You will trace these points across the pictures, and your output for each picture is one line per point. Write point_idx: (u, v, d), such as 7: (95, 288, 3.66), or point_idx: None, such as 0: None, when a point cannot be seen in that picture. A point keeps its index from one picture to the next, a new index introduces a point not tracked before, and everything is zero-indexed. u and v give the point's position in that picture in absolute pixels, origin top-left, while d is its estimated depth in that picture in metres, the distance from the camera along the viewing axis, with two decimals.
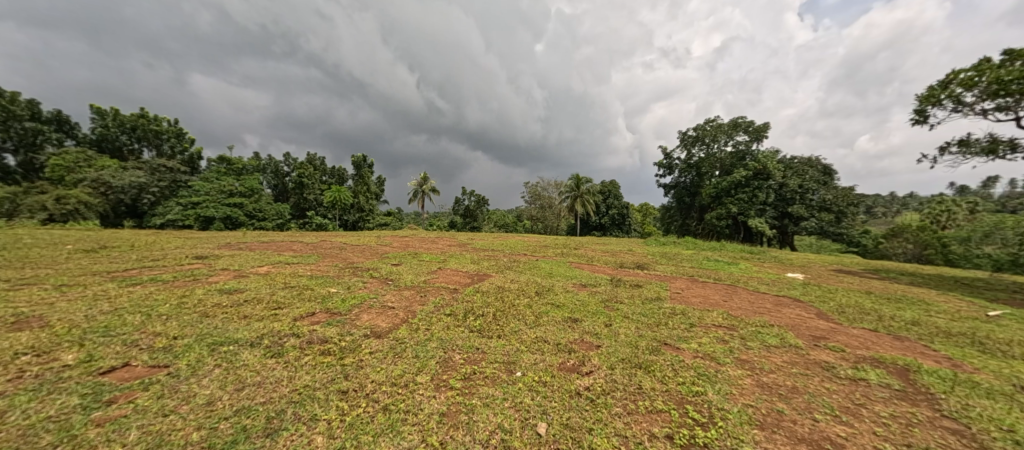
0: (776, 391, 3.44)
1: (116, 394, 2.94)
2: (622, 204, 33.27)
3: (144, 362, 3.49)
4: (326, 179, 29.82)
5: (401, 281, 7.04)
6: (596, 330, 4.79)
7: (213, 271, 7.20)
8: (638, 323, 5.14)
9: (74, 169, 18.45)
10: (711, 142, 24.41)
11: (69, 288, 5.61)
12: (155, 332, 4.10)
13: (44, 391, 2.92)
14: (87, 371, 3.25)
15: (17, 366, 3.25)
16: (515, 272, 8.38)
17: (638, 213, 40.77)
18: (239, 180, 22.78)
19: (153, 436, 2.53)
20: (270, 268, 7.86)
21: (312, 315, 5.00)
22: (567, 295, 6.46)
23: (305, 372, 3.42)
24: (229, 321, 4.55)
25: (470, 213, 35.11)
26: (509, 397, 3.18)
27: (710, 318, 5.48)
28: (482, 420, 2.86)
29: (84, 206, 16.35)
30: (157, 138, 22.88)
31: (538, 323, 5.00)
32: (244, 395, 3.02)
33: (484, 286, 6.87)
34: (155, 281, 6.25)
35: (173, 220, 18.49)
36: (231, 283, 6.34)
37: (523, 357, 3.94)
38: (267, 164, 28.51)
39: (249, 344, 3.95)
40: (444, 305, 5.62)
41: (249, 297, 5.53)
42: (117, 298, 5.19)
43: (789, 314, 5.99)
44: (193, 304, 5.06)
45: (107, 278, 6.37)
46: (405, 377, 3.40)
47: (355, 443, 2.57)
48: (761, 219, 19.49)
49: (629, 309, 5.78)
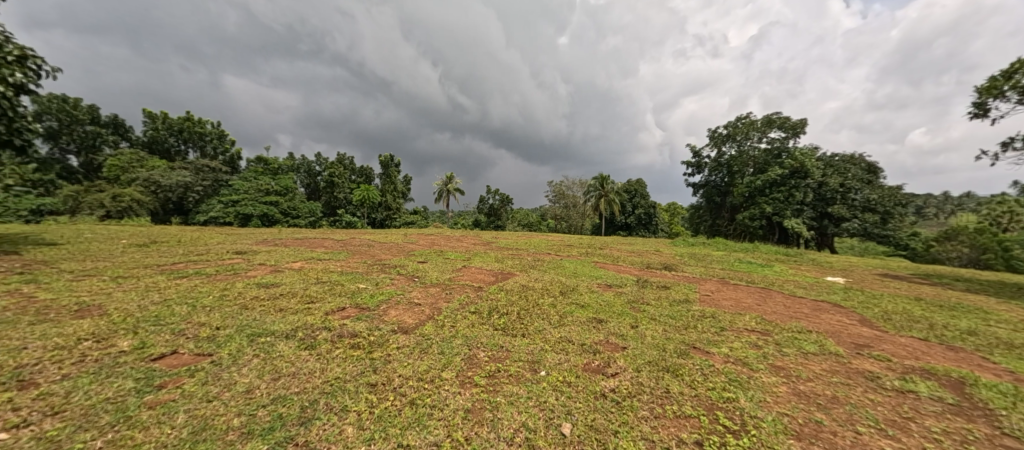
0: (814, 401, 3.27)
1: (166, 380, 3.15)
2: (649, 204, 32.63)
3: (190, 350, 3.72)
4: (355, 178, 30.83)
5: (427, 278, 7.17)
6: (621, 331, 4.71)
7: (251, 266, 7.57)
8: (666, 325, 5.01)
9: (128, 169, 19.93)
10: (743, 139, 23.61)
11: (124, 279, 6.05)
12: (200, 322, 4.36)
13: (103, 375, 3.15)
14: (141, 357, 3.50)
15: (80, 351, 3.54)
16: (539, 271, 8.35)
17: (665, 213, 39.95)
18: (275, 179, 23.86)
19: (197, 421, 2.67)
20: (303, 263, 8.19)
21: (342, 310, 5.17)
22: (592, 295, 6.38)
23: (336, 365, 3.55)
24: (266, 314, 4.78)
25: (494, 211, 35.22)
26: (533, 396, 3.18)
27: (742, 322, 5.29)
28: (506, 419, 2.87)
29: (136, 204, 17.64)
30: (201, 140, 24.31)
31: (562, 323, 4.96)
32: (280, 385, 3.16)
33: (508, 284, 6.87)
34: (200, 274, 6.66)
35: (215, 217, 19.61)
36: (268, 277, 6.66)
37: (547, 356, 3.93)
38: (300, 164, 29.83)
39: (284, 336, 4.13)
40: (469, 302, 5.68)
41: (284, 291, 5.79)
42: (167, 289, 5.56)
43: (829, 319, 5.69)
44: (234, 297, 5.36)
45: (157, 271, 6.84)
46: (431, 373, 3.47)
47: (384, 435, 2.65)
48: (798, 220, 18.62)
49: (655, 310, 5.66)
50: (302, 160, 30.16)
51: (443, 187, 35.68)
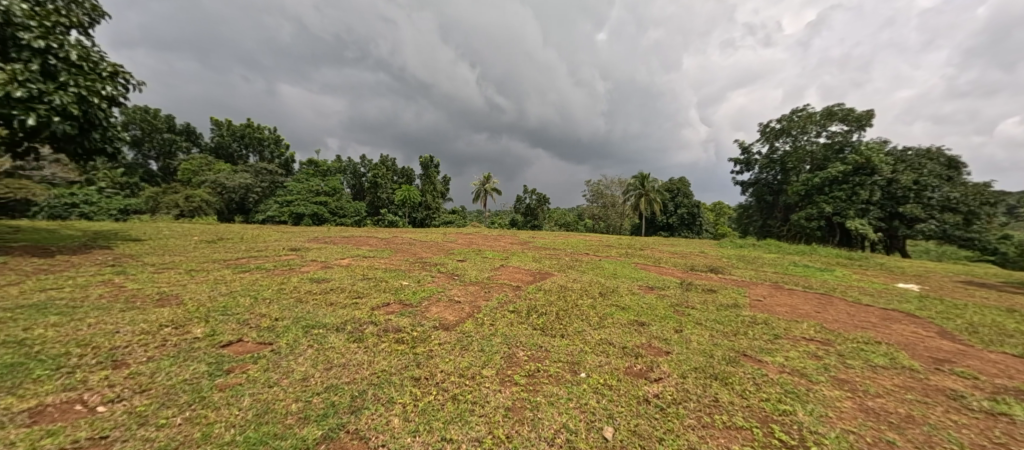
0: (885, 419, 2.98)
1: (233, 365, 3.44)
2: (692, 203, 31.26)
3: (254, 338, 4.04)
4: (397, 179, 32.01)
5: (466, 276, 7.31)
6: (664, 335, 4.55)
7: (305, 262, 8.09)
8: (713, 330, 4.77)
9: (198, 172, 21.95)
10: (799, 134, 22.02)
11: (197, 272, 6.69)
12: (261, 313, 4.72)
13: (181, 358, 3.50)
14: (212, 344, 3.84)
15: (162, 336, 3.95)
16: (577, 272, 8.26)
17: (710, 213, 38.09)
18: (324, 181, 25.29)
19: (261, 404, 2.89)
20: (351, 260, 8.63)
21: (387, 305, 5.39)
22: (633, 297, 6.21)
23: (382, 358, 3.71)
24: (318, 307, 5.08)
25: (531, 211, 35.23)
26: (574, 397, 3.15)
27: (799, 330, 4.93)
28: (547, 419, 2.86)
29: (205, 204, 19.39)
30: (260, 145, 26.27)
31: (602, 324, 4.88)
32: (332, 374, 3.36)
33: (546, 284, 6.84)
34: (261, 269, 7.21)
35: (272, 216, 21.15)
36: (319, 273, 7.09)
37: (587, 358, 3.88)
38: (347, 166, 31.44)
39: (335, 329, 4.38)
40: (508, 301, 5.72)
41: (334, 286, 6.14)
42: (233, 282, 6.08)
43: (901, 330, 5.16)
44: (290, 290, 5.76)
45: (224, 265, 7.48)
46: (472, 370, 3.53)
47: (428, 427, 2.73)
48: (862, 220, 17.08)
49: (701, 315, 5.42)
50: (349, 162, 31.74)
51: (481, 187, 36.18)
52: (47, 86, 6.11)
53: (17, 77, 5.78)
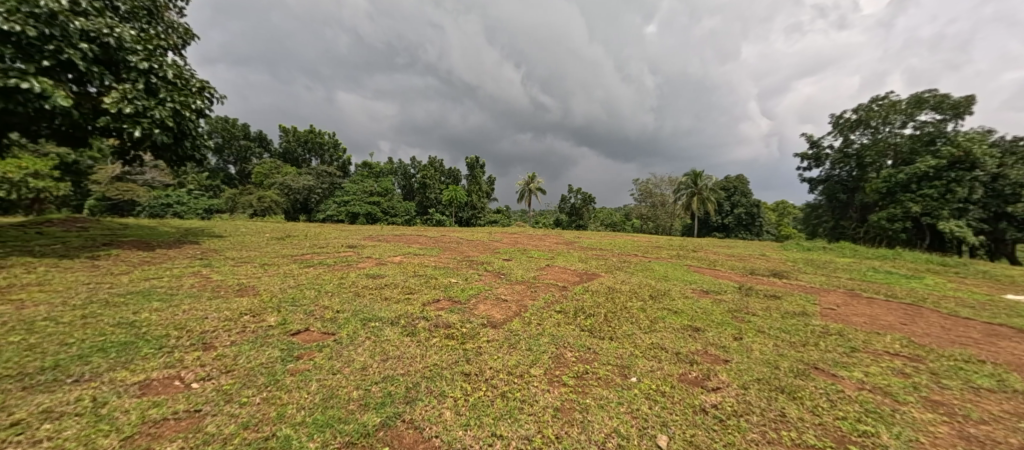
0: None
1: (302, 352, 3.74)
2: (751, 203, 29.19)
3: (319, 328, 4.36)
4: (445, 180, 33.00)
5: (513, 276, 7.37)
6: (722, 342, 4.30)
7: (361, 258, 8.60)
8: (777, 339, 4.43)
9: (269, 175, 24.10)
10: (880, 125, 19.76)
11: (269, 266, 7.35)
12: (325, 305, 5.10)
13: (259, 344, 3.87)
14: (284, 332, 4.20)
15: (243, 323, 4.39)
16: (626, 273, 8.03)
17: (772, 213, 35.29)
18: (377, 182, 26.69)
19: (326, 389, 3.11)
20: (403, 258, 9.04)
21: (437, 301, 5.59)
22: (686, 301, 5.93)
23: (433, 352, 3.85)
24: (375, 301, 5.39)
25: (576, 211, 34.77)
26: (625, 402, 3.07)
27: (880, 343, 4.43)
28: (597, 422, 2.81)
29: (275, 204, 21.25)
30: (321, 149, 28.30)
31: (653, 328, 4.71)
32: (389, 366, 3.54)
33: (593, 285, 6.71)
34: (323, 264, 7.77)
35: (332, 215, 22.71)
36: (375, 269, 7.50)
37: (638, 362, 3.76)
38: (398, 168, 32.95)
39: (390, 322, 4.61)
40: (554, 301, 5.69)
41: (388, 282, 6.46)
42: (300, 276, 6.61)
43: (1012, 349, 4.46)
44: (349, 285, 6.15)
45: (292, 260, 8.16)
46: (520, 368, 3.56)
47: (479, 422, 2.79)
48: (959, 222, 14.99)
49: (763, 322, 5.05)
50: (400, 164, 33.24)
51: (525, 187, 36.31)
52: (150, 102, 7.01)
53: (127, 96, 6.68)
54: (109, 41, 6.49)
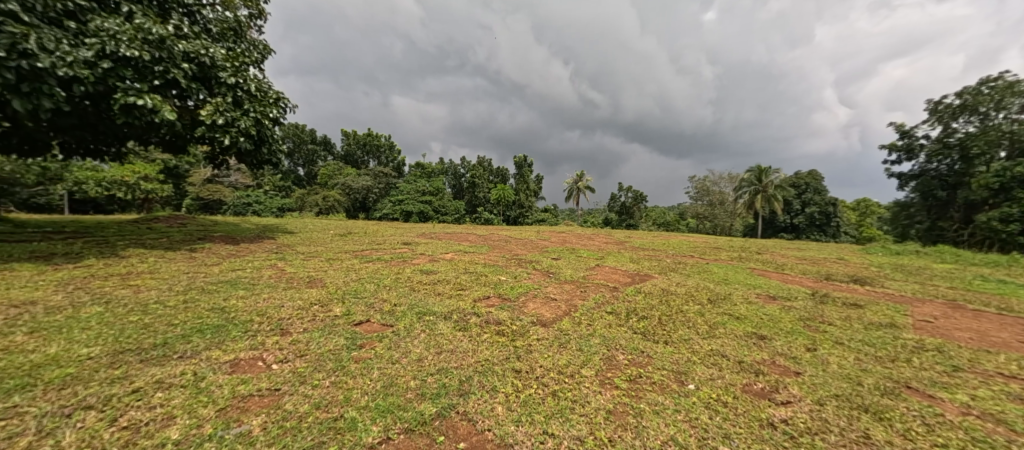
0: None
1: (365, 341, 4.01)
2: (825, 201, 26.48)
3: (379, 320, 4.64)
4: (493, 179, 33.51)
5: (561, 275, 7.32)
6: (792, 353, 3.96)
7: (415, 255, 9.00)
8: (859, 352, 3.99)
9: (332, 176, 25.99)
10: (993, 110, 16.99)
11: (334, 261, 7.94)
12: (383, 298, 5.41)
13: (327, 332, 4.20)
14: (348, 322, 4.53)
15: (313, 312, 4.80)
16: (681, 275, 7.66)
17: (851, 213, 31.73)
18: (429, 182, 27.75)
19: (387, 378, 3.30)
20: (454, 255, 9.32)
21: (487, 298, 5.71)
22: (749, 307, 5.54)
23: (485, 348, 3.94)
24: (429, 296, 5.61)
25: (626, 209, 33.71)
26: (682, 409, 2.93)
27: (991, 363, 3.83)
28: (653, 428, 2.72)
29: (337, 203, 22.87)
30: (378, 151, 29.97)
31: (713, 334, 4.45)
32: (443, 358, 3.67)
33: (646, 287, 6.47)
34: (381, 260, 8.24)
35: (387, 213, 23.99)
36: (428, 265, 7.81)
37: (696, 369, 3.58)
38: (449, 168, 34.00)
39: (443, 317, 4.79)
40: (605, 302, 5.56)
41: (440, 278, 6.70)
42: (361, 270, 7.08)
43: None
44: (405, 280, 6.47)
45: (353, 255, 8.74)
46: (571, 368, 3.53)
47: (530, 419, 2.82)
48: None
49: (841, 333, 4.57)
50: (450, 164, 34.28)
51: (573, 185, 35.84)
52: (236, 113, 7.85)
53: (219, 108, 7.54)
54: (205, 60, 7.38)
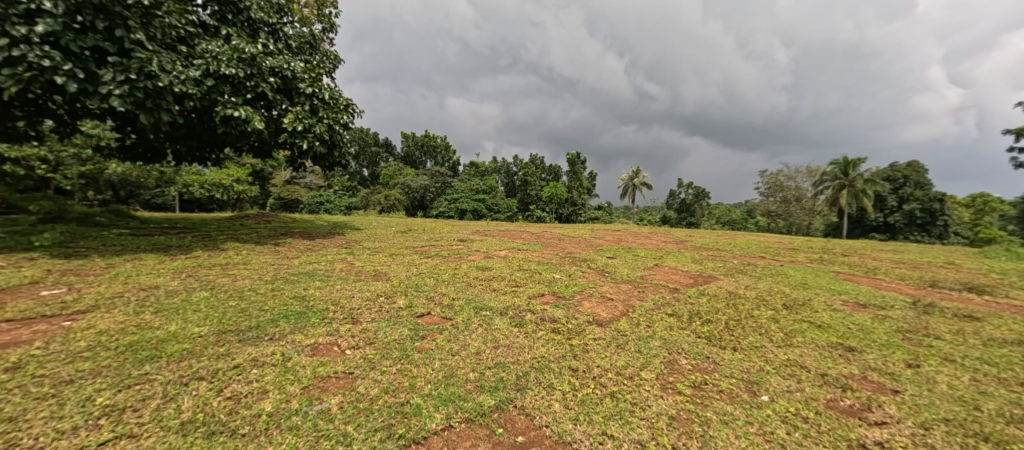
0: None
1: (426, 333, 4.22)
2: (929, 196, 22.99)
3: (438, 313, 4.85)
4: (545, 177, 33.41)
5: (617, 274, 7.12)
6: (888, 368, 3.50)
7: (471, 252, 9.26)
8: (976, 372, 3.43)
9: (393, 177, 27.56)
10: None
11: (396, 256, 8.42)
12: (442, 293, 5.65)
13: (392, 322, 4.48)
14: (411, 313, 4.80)
15: (380, 303, 5.15)
16: (750, 278, 7.10)
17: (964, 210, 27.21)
18: (483, 180, 28.35)
19: (447, 368, 3.44)
20: (508, 252, 9.46)
21: (542, 296, 5.72)
22: (832, 314, 4.99)
23: (540, 345, 3.96)
24: (484, 292, 5.75)
25: (686, 207, 31.88)
26: (755, 422, 2.73)
27: None
28: (721, 439, 2.56)
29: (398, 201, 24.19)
30: (435, 151, 31.21)
31: (789, 342, 4.07)
32: (499, 353, 3.76)
33: (711, 289, 6.08)
34: (439, 256, 8.59)
35: (443, 211, 24.91)
36: (483, 262, 8.01)
37: (770, 379, 3.31)
38: (501, 166, 34.48)
39: (499, 312, 4.89)
40: (665, 304, 5.32)
41: (495, 274, 6.85)
42: (420, 265, 7.44)
43: None
44: (461, 275, 6.70)
45: (413, 251, 9.21)
46: (630, 370, 3.43)
47: (588, 418, 2.79)
48: None
49: (951, 348, 3.96)
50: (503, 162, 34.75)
51: (628, 182, 34.61)
52: (313, 120, 8.60)
53: (299, 116, 8.33)
54: (287, 73, 8.19)
